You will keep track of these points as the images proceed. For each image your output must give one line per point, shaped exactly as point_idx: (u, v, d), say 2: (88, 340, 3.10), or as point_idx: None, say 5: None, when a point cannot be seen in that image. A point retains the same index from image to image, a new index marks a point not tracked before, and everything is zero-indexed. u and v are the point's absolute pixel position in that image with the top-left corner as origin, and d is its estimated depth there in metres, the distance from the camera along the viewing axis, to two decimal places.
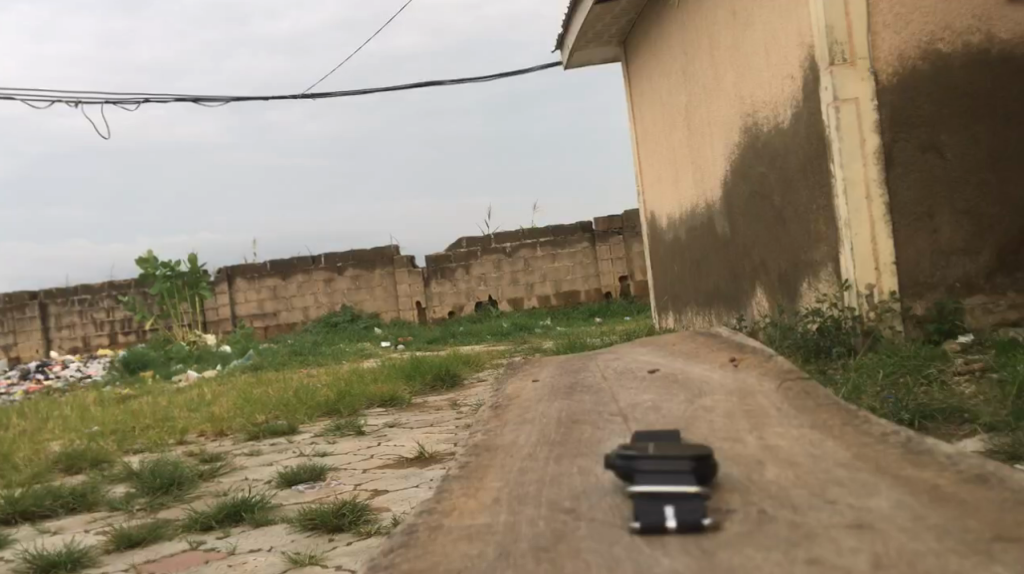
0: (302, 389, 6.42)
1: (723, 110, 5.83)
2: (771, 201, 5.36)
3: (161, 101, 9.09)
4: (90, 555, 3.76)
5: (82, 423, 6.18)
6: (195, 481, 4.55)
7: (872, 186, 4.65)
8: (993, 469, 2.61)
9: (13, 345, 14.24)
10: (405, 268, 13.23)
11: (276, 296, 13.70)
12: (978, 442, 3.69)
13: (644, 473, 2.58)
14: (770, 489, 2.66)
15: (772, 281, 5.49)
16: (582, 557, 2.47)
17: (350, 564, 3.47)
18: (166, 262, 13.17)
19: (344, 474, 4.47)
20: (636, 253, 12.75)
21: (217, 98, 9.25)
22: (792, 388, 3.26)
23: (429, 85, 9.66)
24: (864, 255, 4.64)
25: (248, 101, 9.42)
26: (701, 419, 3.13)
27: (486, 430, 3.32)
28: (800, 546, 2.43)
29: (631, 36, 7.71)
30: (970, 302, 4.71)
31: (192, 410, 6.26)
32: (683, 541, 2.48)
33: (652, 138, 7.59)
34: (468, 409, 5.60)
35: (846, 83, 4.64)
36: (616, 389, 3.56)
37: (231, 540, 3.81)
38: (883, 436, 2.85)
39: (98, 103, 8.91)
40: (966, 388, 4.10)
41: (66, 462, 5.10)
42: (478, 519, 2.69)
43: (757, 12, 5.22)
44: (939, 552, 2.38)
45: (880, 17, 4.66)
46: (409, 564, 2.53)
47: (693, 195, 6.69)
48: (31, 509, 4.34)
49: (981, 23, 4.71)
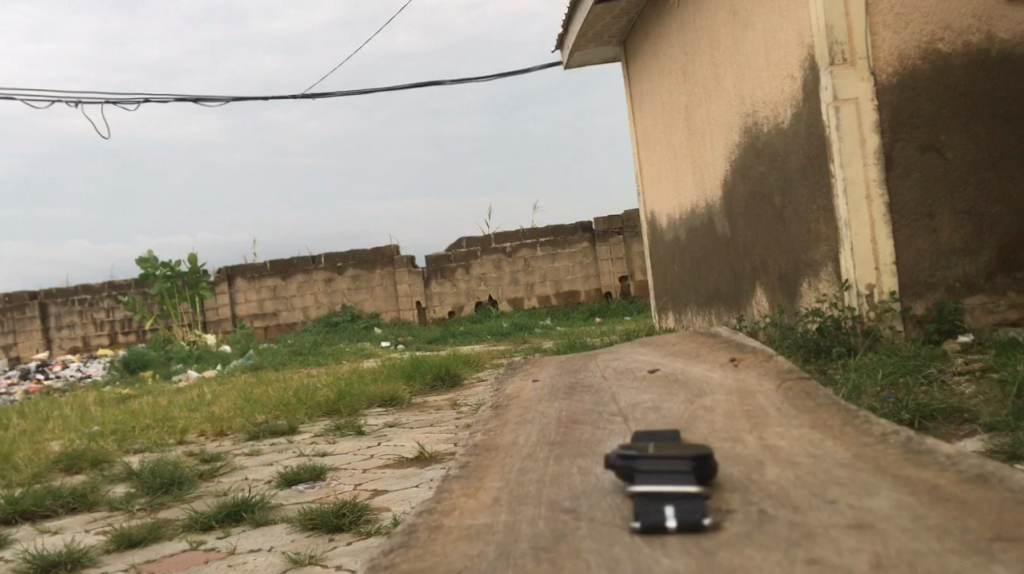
0: (302, 389, 6.42)
1: (723, 110, 5.83)
2: (771, 200, 5.36)
3: (161, 102, 10.03)
4: (90, 555, 3.75)
5: (82, 423, 6.18)
6: (195, 481, 4.56)
7: (873, 186, 4.64)
8: (992, 469, 2.62)
9: (13, 345, 14.24)
10: (405, 268, 13.24)
11: (275, 296, 13.70)
12: (978, 441, 3.69)
13: (644, 473, 2.59)
14: (770, 489, 2.66)
15: (772, 280, 5.49)
16: (582, 557, 2.47)
17: (350, 564, 3.46)
18: (166, 262, 13.16)
19: (344, 474, 4.47)
20: (636, 253, 12.74)
21: (217, 99, 10.18)
22: (792, 388, 3.26)
23: (430, 85, 10.44)
24: (865, 255, 4.64)
25: (247, 101, 10.31)
26: (701, 419, 3.13)
27: (486, 430, 3.32)
28: (800, 546, 2.43)
29: (631, 36, 7.71)
30: (970, 302, 4.71)
31: (192, 410, 6.26)
32: (683, 541, 2.48)
33: (652, 138, 7.58)
34: (468, 409, 5.60)
35: (846, 83, 4.64)
36: (617, 389, 3.56)
37: (231, 540, 3.82)
38: (883, 435, 2.85)
39: (99, 103, 9.86)
40: (966, 388, 4.10)
41: (65, 462, 5.10)
42: (478, 519, 2.69)
43: (757, 12, 5.22)
44: (939, 552, 2.38)
45: (880, 17, 4.65)
46: (409, 564, 2.53)
47: (693, 195, 6.70)
48: (32, 509, 4.34)
49: (982, 22, 4.71)
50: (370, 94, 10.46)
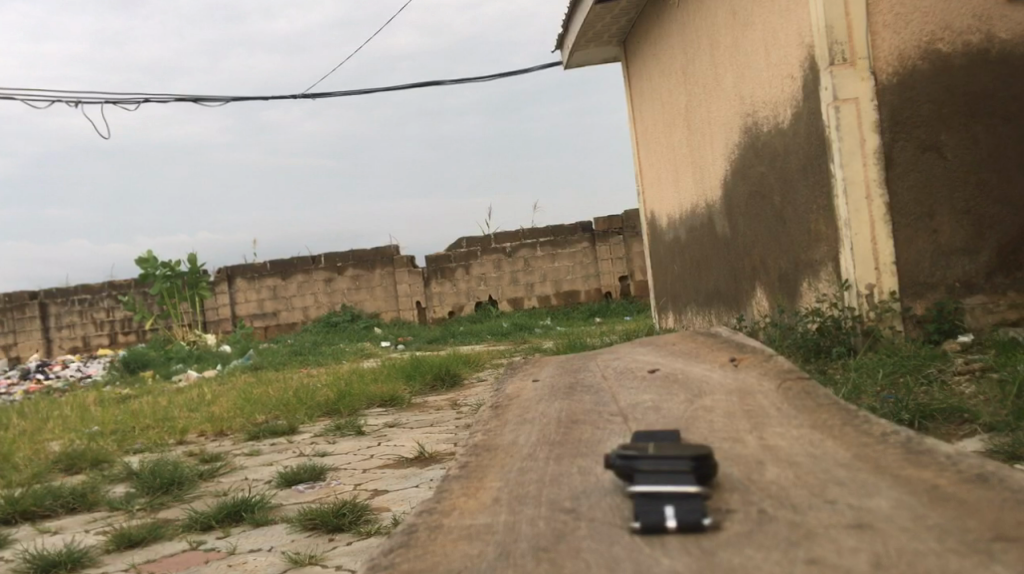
0: (302, 389, 6.42)
1: (723, 109, 5.83)
2: (771, 200, 5.35)
3: (161, 102, 9.84)
4: (89, 555, 3.75)
5: (82, 424, 6.17)
6: (195, 481, 4.56)
7: (873, 186, 4.64)
8: (992, 469, 2.62)
9: (13, 345, 14.24)
10: (405, 267, 13.24)
11: (276, 296, 13.70)
12: (978, 441, 3.69)
13: (644, 473, 2.59)
14: (770, 489, 2.66)
15: (772, 280, 5.49)
16: (582, 557, 2.47)
17: (350, 564, 3.46)
18: (166, 262, 13.25)
19: (344, 474, 4.47)
20: (636, 253, 12.76)
21: (216, 99, 9.97)
22: (792, 388, 3.26)
23: (430, 85, 10.22)
24: (865, 255, 4.64)
25: (247, 101, 10.12)
26: (701, 419, 3.13)
27: (486, 430, 3.32)
28: (800, 545, 2.43)
29: (631, 36, 7.71)
30: (970, 302, 4.71)
31: (191, 410, 6.26)
32: (683, 541, 2.48)
33: (652, 137, 7.58)
34: (468, 409, 5.59)
35: (846, 84, 4.64)
36: (617, 389, 3.56)
37: (231, 540, 3.81)
38: (883, 435, 2.85)
39: (98, 103, 9.65)
40: (966, 388, 4.10)
41: (66, 462, 5.10)
42: (478, 519, 2.69)
43: (756, 11, 5.22)
44: (939, 552, 2.37)
45: (880, 17, 4.65)
46: (409, 564, 2.53)
47: (693, 195, 6.70)
48: (31, 509, 4.34)
49: (981, 22, 4.71)
50: (370, 94, 10.47)
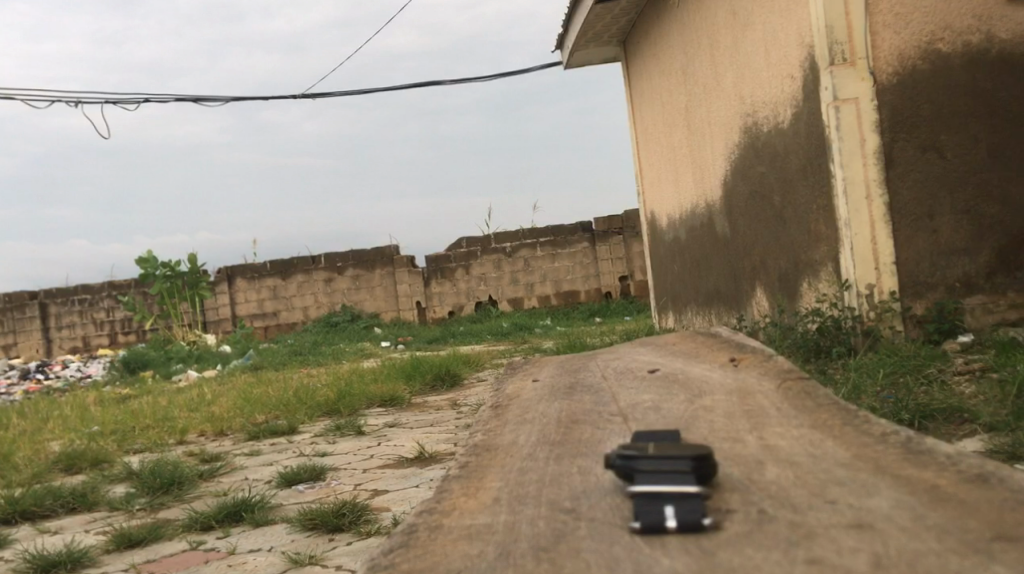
0: (302, 389, 6.42)
1: (724, 108, 5.83)
2: (771, 200, 5.35)
3: (161, 102, 9.93)
4: (89, 554, 3.75)
5: (83, 423, 6.17)
6: (195, 481, 4.56)
7: (873, 186, 4.64)
8: (992, 469, 2.62)
9: (13, 345, 14.26)
10: (405, 268, 13.24)
11: (275, 296, 13.69)
12: (978, 441, 3.69)
13: (644, 473, 2.59)
14: (770, 489, 2.66)
15: (772, 279, 5.49)
16: (582, 557, 2.47)
17: (350, 564, 3.46)
18: (166, 261, 13.24)
19: (344, 474, 4.47)
20: (636, 253, 12.77)
21: (217, 99, 10.06)
22: (792, 388, 3.26)
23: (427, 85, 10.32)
24: (865, 255, 4.64)
25: (247, 101, 10.21)
26: (702, 419, 3.13)
27: (485, 430, 3.32)
28: (800, 546, 2.43)
29: (631, 36, 7.71)
30: (970, 302, 4.71)
31: (191, 410, 6.26)
32: (682, 541, 2.48)
33: (652, 137, 7.58)
34: (467, 409, 5.59)
35: (846, 83, 4.63)
36: (617, 389, 3.56)
37: (231, 540, 3.81)
38: (883, 435, 2.85)
39: (98, 103, 9.76)
40: (966, 388, 4.10)
41: (66, 462, 5.10)
42: (478, 518, 2.69)
43: (756, 11, 5.23)
44: (939, 552, 2.37)
45: (880, 17, 4.65)
46: (409, 564, 2.53)
47: (693, 195, 6.69)
48: (31, 509, 4.34)
49: (981, 22, 4.71)
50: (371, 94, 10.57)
